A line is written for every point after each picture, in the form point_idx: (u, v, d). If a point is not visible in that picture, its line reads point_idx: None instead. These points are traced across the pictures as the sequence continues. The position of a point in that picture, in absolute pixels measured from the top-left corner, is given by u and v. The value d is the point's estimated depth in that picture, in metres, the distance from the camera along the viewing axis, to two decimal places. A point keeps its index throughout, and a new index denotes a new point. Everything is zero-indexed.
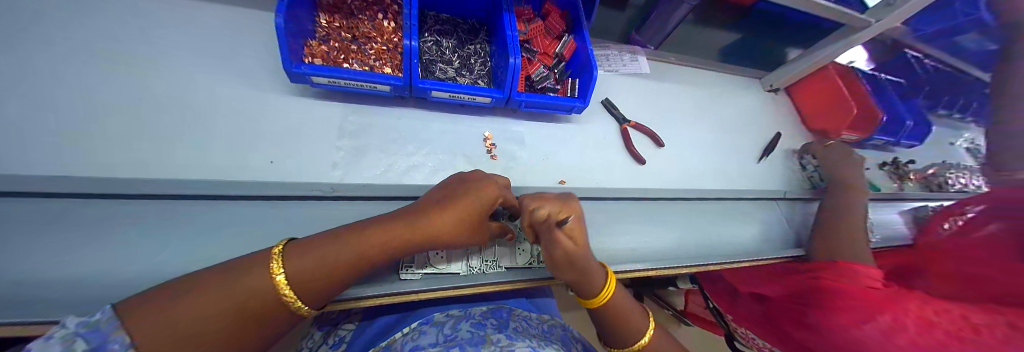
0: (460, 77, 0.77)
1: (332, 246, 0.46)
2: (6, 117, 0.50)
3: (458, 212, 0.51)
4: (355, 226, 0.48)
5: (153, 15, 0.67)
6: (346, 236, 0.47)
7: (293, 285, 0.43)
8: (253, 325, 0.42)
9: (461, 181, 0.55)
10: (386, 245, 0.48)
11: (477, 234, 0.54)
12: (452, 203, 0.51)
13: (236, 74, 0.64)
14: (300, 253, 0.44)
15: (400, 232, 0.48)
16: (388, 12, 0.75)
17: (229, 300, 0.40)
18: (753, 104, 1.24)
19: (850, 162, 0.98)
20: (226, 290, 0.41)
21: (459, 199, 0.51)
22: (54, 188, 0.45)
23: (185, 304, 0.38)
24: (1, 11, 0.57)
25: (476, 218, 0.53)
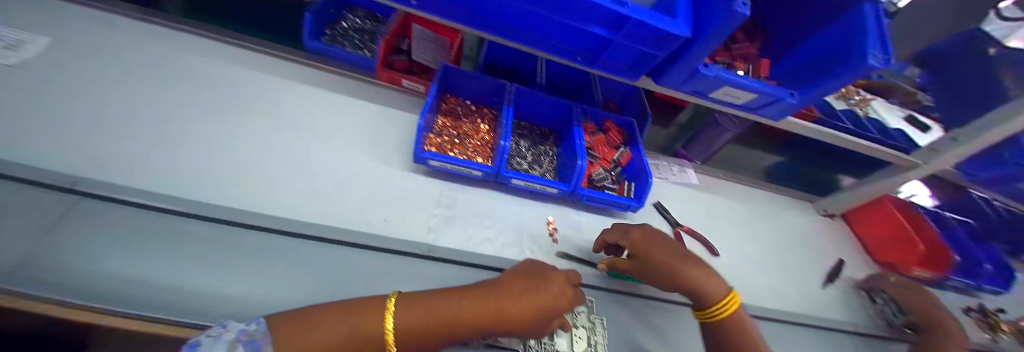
0: (532, 170, 0.94)
1: (428, 312, 0.50)
2: (225, 165, 0.70)
3: (536, 306, 0.56)
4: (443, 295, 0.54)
5: (322, 98, 0.90)
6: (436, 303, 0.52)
7: (397, 339, 0.48)
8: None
9: (537, 277, 0.61)
10: (467, 324, 0.51)
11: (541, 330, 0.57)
12: (531, 296, 0.57)
13: (370, 150, 0.84)
14: (409, 310, 0.49)
15: (483, 315, 0.53)
16: (485, 118, 0.98)
17: (348, 344, 0.45)
18: (806, 225, 1.25)
19: (929, 301, 0.93)
20: (349, 333, 0.46)
21: (537, 296, 0.57)
22: (245, 219, 0.61)
23: (316, 340, 0.44)
24: (239, 95, 0.84)
25: (547, 315, 0.57)
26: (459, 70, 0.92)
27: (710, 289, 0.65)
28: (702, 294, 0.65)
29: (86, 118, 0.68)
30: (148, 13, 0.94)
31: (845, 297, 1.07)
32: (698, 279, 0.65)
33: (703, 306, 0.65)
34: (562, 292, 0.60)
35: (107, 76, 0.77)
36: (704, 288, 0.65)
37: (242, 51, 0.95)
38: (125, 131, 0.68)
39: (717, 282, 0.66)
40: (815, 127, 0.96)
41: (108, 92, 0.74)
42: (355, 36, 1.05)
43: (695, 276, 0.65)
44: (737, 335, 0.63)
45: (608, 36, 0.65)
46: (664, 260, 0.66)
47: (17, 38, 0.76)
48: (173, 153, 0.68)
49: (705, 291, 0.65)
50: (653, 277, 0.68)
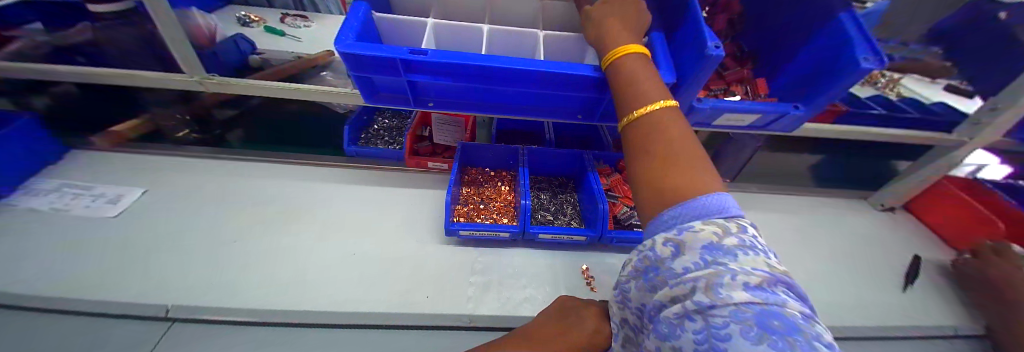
0: (557, 220, 0.97)
1: None
2: (286, 274, 0.81)
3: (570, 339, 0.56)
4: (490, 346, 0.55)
5: (360, 192, 1.01)
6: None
7: None
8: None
9: (567, 308, 0.64)
10: None
11: None
12: (565, 330, 0.58)
13: (406, 230, 0.92)
14: None
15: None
16: (505, 180, 1.04)
17: None
18: (866, 223, 1.16)
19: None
20: None
21: (570, 330, 0.58)
22: (314, 319, 0.73)
23: None
24: (293, 204, 0.97)
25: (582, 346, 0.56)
26: (475, 144, 1.02)
27: (671, 132, 0.50)
28: (650, 124, 0.51)
29: (180, 253, 0.84)
30: (217, 151, 1.14)
31: (936, 301, 0.96)
32: (649, 120, 0.52)
33: (655, 139, 0.50)
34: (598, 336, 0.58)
35: (191, 213, 0.94)
36: (657, 127, 0.51)
37: (290, 165, 1.10)
38: (208, 258, 0.83)
39: (688, 136, 0.50)
40: (833, 127, 0.96)
41: (194, 227, 0.91)
42: (385, 133, 1.20)
43: (659, 118, 0.52)
44: (676, 178, 0.45)
45: (600, 94, 0.73)
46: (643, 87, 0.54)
47: (119, 193, 0.98)
48: (248, 270, 0.81)
49: (659, 133, 0.50)
50: (618, 95, 0.57)
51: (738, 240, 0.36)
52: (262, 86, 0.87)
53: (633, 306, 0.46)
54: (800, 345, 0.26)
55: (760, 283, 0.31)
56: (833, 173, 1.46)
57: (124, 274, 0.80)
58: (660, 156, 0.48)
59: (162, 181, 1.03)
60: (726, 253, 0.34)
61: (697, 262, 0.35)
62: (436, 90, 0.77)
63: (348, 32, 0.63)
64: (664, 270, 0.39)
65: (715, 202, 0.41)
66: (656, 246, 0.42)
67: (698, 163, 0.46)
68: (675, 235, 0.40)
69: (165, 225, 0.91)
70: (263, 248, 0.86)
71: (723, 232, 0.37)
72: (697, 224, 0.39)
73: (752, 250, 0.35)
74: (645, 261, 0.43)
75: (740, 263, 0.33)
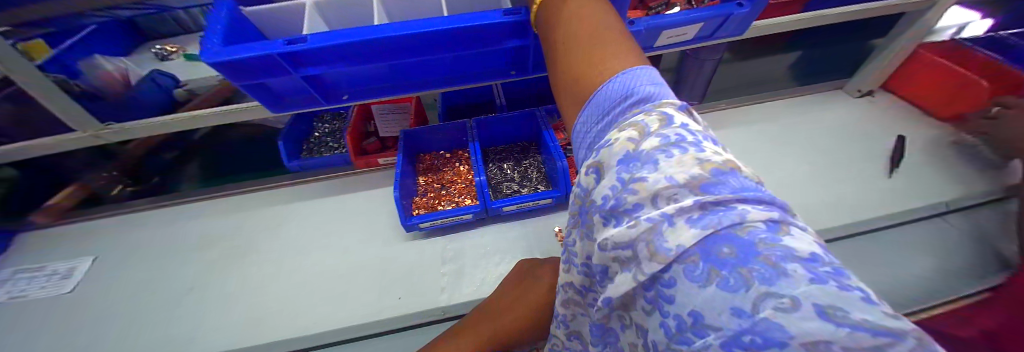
0: (523, 187, 0.92)
1: None
2: (254, 310, 0.77)
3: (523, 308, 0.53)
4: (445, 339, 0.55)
5: (315, 207, 0.96)
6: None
7: None
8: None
9: (524, 271, 0.58)
10: None
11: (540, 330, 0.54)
12: (518, 298, 0.54)
13: (369, 234, 0.87)
14: None
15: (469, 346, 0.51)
16: (462, 159, 0.98)
17: None
18: (848, 114, 1.11)
19: None
20: None
21: (523, 296, 0.54)
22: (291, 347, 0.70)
23: None
24: (248, 235, 0.92)
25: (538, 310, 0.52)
26: (419, 129, 0.94)
27: (581, 13, 0.42)
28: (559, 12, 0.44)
29: (141, 313, 0.80)
30: (159, 198, 1.05)
31: (921, 178, 0.93)
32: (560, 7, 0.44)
33: (566, 26, 0.42)
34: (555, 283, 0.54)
35: (146, 270, 0.88)
36: (567, 13, 0.43)
37: (238, 196, 1.03)
38: (175, 311, 0.80)
39: (604, 15, 0.41)
40: (795, 18, 0.87)
41: (152, 284, 0.85)
42: (328, 139, 1.12)
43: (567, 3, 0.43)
44: (584, 67, 0.38)
45: (523, 42, 0.65)
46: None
47: (70, 266, 0.91)
48: (214, 314, 0.78)
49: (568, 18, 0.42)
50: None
51: (658, 139, 0.28)
52: (172, 121, 0.79)
53: (578, 263, 0.37)
54: (758, 275, 0.20)
55: (700, 204, 0.24)
56: (808, 69, 1.38)
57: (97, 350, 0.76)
58: (568, 47, 0.41)
59: (110, 245, 0.96)
60: (645, 164, 0.27)
61: (616, 189, 0.28)
62: (346, 79, 0.69)
63: (214, 38, 0.55)
64: (591, 206, 0.31)
65: (621, 86, 0.33)
66: (581, 178, 0.34)
67: (609, 43, 0.38)
68: (593, 159, 0.32)
69: (116, 289, 0.85)
70: (227, 287, 0.82)
71: (640, 135, 0.29)
72: (612, 135, 0.31)
73: (681, 146, 0.27)
74: (575, 194, 0.35)
75: (664, 174, 0.26)
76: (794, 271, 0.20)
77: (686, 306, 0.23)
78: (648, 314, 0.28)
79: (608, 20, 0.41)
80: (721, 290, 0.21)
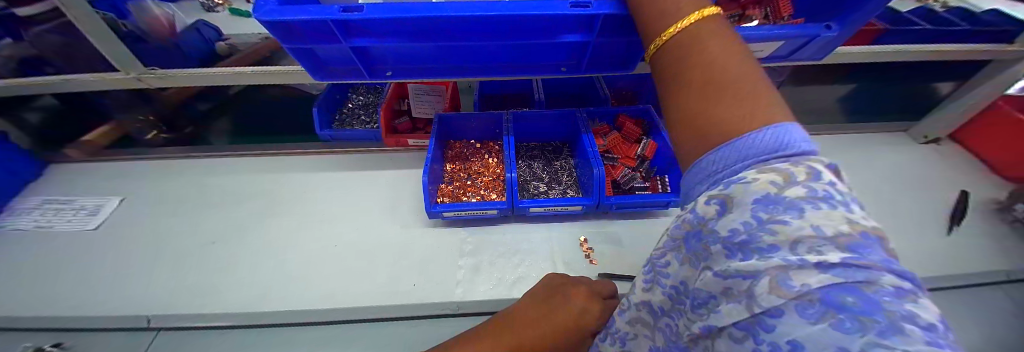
0: (551, 190, 0.89)
1: None
2: (271, 275, 0.76)
3: (552, 324, 0.51)
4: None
5: (339, 180, 0.95)
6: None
7: None
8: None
9: (551, 289, 0.57)
10: None
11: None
12: (547, 312, 0.52)
13: (392, 216, 0.86)
14: None
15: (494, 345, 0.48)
16: (492, 152, 0.95)
17: None
18: (906, 161, 1.03)
19: None
20: None
21: (554, 313, 0.52)
22: (296, 319, 0.69)
23: None
24: (272, 198, 0.92)
25: (565, 330, 0.51)
26: (453, 115, 0.92)
27: (715, 48, 0.37)
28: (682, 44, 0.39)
29: (156, 259, 0.80)
30: (191, 149, 1.07)
31: (983, 241, 0.85)
32: (683, 39, 0.40)
33: (692, 62, 0.38)
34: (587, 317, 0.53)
35: (170, 218, 0.89)
36: (692, 47, 0.38)
37: (266, 158, 1.03)
38: (190, 263, 0.78)
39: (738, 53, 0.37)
40: (868, 50, 0.80)
41: (172, 231, 0.85)
42: (361, 112, 1.12)
43: (691, 36, 0.39)
44: (720, 108, 0.33)
45: (584, 39, 0.62)
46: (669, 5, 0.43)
47: (96, 204, 0.92)
48: (230, 271, 0.77)
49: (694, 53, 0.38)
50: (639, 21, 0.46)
51: (807, 189, 0.24)
52: (211, 74, 0.78)
53: (670, 281, 0.35)
54: (878, 326, 0.18)
55: (844, 260, 0.20)
56: (864, 106, 1.30)
57: (106, 287, 0.75)
58: (697, 82, 0.36)
59: (140, 187, 0.97)
60: (789, 209, 0.23)
61: (750, 228, 0.25)
62: (393, 55, 0.66)
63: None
64: (707, 235, 0.29)
65: (772, 137, 0.29)
66: (697, 206, 0.31)
67: (754, 86, 0.33)
68: (719, 190, 0.29)
69: (135, 232, 0.86)
70: (248, 250, 0.81)
71: (785, 181, 0.25)
72: (748, 174, 0.27)
73: (830, 202, 0.23)
74: (684, 226, 0.32)
75: (809, 223, 0.22)
76: (911, 331, 0.18)
77: (789, 334, 0.21)
78: (736, 341, 0.25)
79: (746, 58, 0.36)
80: (832, 329, 0.19)
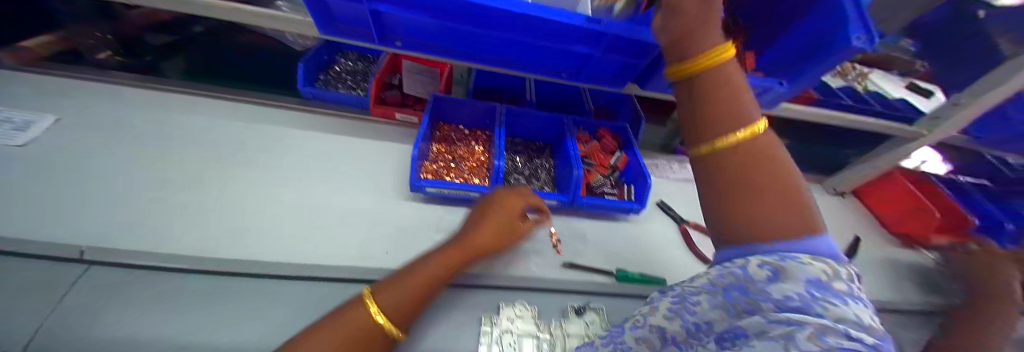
0: (529, 184, 0.94)
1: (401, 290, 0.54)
2: (232, 223, 0.72)
3: (495, 225, 0.66)
4: (395, 274, 0.56)
5: (319, 141, 0.93)
6: (361, 305, 0.51)
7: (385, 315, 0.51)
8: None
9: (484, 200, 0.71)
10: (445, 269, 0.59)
11: (513, 235, 0.70)
12: (491, 215, 0.67)
13: (372, 184, 0.86)
14: (387, 294, 0.53)
15: (451, 255, 0.61)
16: (479, 139, 0.99)
17: None
18: (820, 207, 1.23)
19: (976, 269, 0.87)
20: None
21: (494, 213, 0.67)
22: (256, 269, 0.65)
23: None
24: (242, 147, 0.87)
25: (510, 223, 0.68)
26: (448, 97, 0.93)
27: (775, 170, 0.42)
28: (738, 160, 0.44)
29: (96, 189, 0.72)
30: (147, 80, 0.99)
31: (867, 277, 1.04)
32: (740, 153, 0.43)
33: (752, 182, 0.42)
34: (519, 201, 0.69)
35: (118, 148, 0.81)
36: (752, 168, 0.43)
37: (241, 105, 0.98)
38: (138, 199, 0.72)
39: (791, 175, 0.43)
40: (806, 110, 0.95)
41: (120, 163, 0.78)
42: (347, 77, 1.10)
43: (749, 150, 0.43)
44: (765, 222, 0.41)
45: (588, 51, 0.69)
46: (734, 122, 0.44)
47: (26, 119, 0.81)
48: (185, 211, 0.72)
49: (755, 174, 0.42)
50: (699, 112, 0.47)
51: (845, 286, 0.33)
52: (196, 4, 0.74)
53: (693, 318, 0.42)
54: None
55: (873, 341, 0.27)
56: (797, 157, 1.53)
57: (23, 208, 0.66)
58: (755, 196, 0.42)
59: (85, 111, 0.87)
60: (834, 295, 0.31)
61: (802, 297, 0.32)
62: (406, 27, 0.68)
63: None
64: (754, 293, 0.36)
65: (813, 244, 0.38)
66: (746, 265, 0.39)
67: (804, 201, 0.42)
68: (774, 260, 0.37)
69: (71, 157, 0.77)
70: (211, 194, 0.76)
71: (833, 274, 0.34)
72: (804, 258, 0.36)
73: (858, 301, 0.32)
74: (727, 278, 0.40)
75: (851, 309, 0.30)
76: None
77: None
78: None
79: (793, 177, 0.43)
80: None
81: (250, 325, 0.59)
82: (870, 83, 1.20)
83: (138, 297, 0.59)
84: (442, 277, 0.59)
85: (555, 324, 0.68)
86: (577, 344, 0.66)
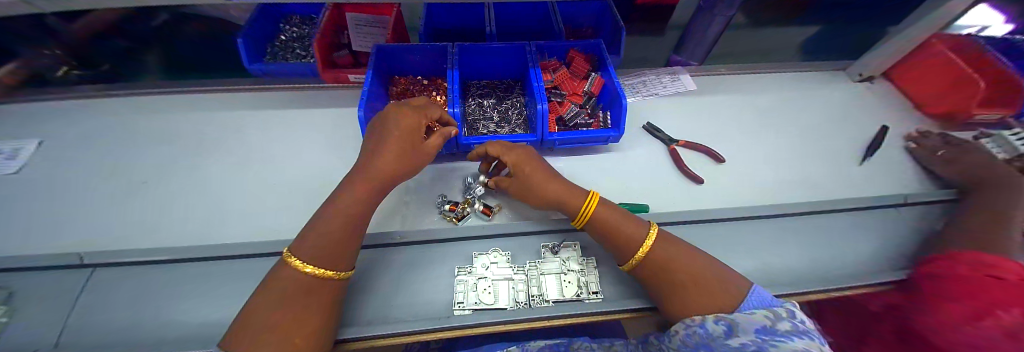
0: (499, 128, 0.88)
1: (317, 233, 0.51)
2: (211, 214, 0.75)
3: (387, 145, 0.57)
4: (308, 226, 0.53)
5: (281, 120, 0.91)
6: (287, 264, 0.50)
7: (308, 260, 0.50)
8: (306, 311, 0.47)
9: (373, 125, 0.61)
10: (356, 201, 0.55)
11: (419, 148, 0.60)
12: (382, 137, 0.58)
13: (337, 156, 0.85)
14: (304, 245, 0.51)
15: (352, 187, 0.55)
16: (440, 89, 0.92)
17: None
18: (839, 99, 1.09)
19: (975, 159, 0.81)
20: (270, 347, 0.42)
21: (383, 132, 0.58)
22: (238, 250, 0.68)
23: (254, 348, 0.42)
24: (209, 137, 0.88)
25: (407, 138, 0.59)
26: (396, 47, 0.85)
27: (677, 255, 0.55)
28: (653, 266, 0.55)
29: (85, 200, 0.76)
30: (107, 88, 0.99)
31: (894, 166, 0.92)
32: (651, 258, 0.55)
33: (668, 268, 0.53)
34: (416, 113, 0.61)
35: (96, 159, 0.83)
36: (663, 260, 0.54)
37: (201, 97, 0.97)
38: (123, 203, 0.76)
39: (686, 251, 0.55)
40: None
41: (100, 173, 0.81)
42: (297, 46, 1.05)
43: (655, 249, 0.55)
44: (689, 290, 0.51)
45: None
46: (623, 230, 0.58)
47: (12, 147, 0.84)
48: (167, 208, 0.75)
49: (667, 261, 0.54)
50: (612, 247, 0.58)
51: (790, 325, 0.41)
52: None
53: None
54: None
55: None
56: (818, 45, 1.32)
57: (28, 226, 0.72)
58: (677, 278, 0.52)
59: (61, 129, 0.89)
60: (782, 334, 0.39)
61: (750, 337, 0.40)
62: None
63: None
64: (716, 345, 0.42)
65: (757, 298, 0.48)
66: (704, 323, 0.45)
67: (708, 265, 0.53)
68: (725, 315, 0.45)
69: (54, 174, 0.80)
70: (185, 188, 0.79)
71: (774, 317, 0.42)
72: (750, 310, 0.45)
73: (801, 329, 0.41)
74: (693, 338, 0.45)
75: (804, 344, 0.37)
76: None
77: None
78: None
79: (694, 252, 0.56)
80: None
81: (241, 298, 0.62)
82: None
83: (136, 289, 0.63)
84: (362, 219, 0.55)
85: (530, 265, 0.67)
86: (552, 281, 0.65)
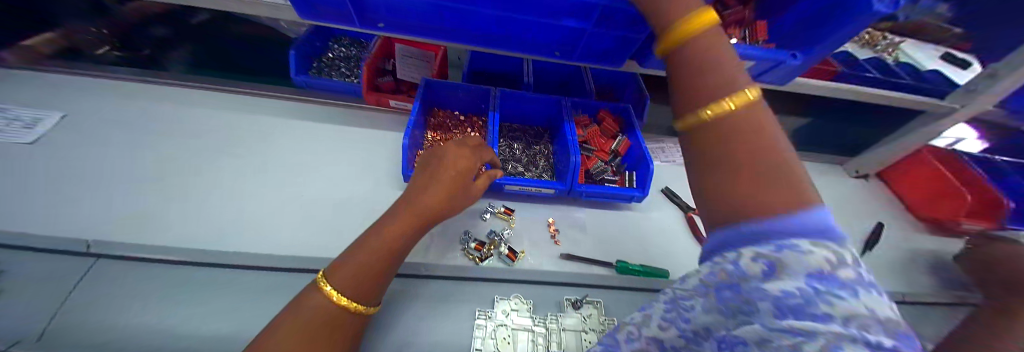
0: (527, 172, 0.91)
1: (354, 263, 0.50)
2: (229, 217, 0.73)
3: (441, 182, 0.58)
4: (345, 253, 0.52)
5: (314, 132, 0.92)
6: (318, 290, 0.49)
7: (341, 291, 0.48)
8: (328, 346, 0.45)
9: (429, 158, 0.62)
10: (398, 237, 0.54)
11: (466, 191, 0.62)
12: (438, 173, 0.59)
13: (366, 176, 0.85)
14: (339, 274, 0.49)
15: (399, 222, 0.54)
16: (475, 126, 0.96)
17: None
18: (839, 190, 1.16)
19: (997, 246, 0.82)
20: None
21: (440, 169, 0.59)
22: (255, 261, 0.66)
23: None
24: (240, 138, 0.88)
25: (461, 179, 0.60)
26: (442, 82, 0.90)
27: None
28: None
29: (99, 184, 0.74)
30: (144, 74, 0.99)
31: (889, 263, 0.98)
32: None
33: None
34: (473, 156, 0.63)
35: (120, 143, 0.82)
36: None
37: (238, 97, 0.98)
38: (139, 193, 0.74)
39: None
40: (829, 86, 0.86)
41: (122, 158, 0.79)
42: (341, 64, 1.09)
43: None
44: None
45: (582, 26, 0.64)
46: None
47: (33, 117, 0.82)
48: (184, 205, 0.73)
49: None
50: None
51: (856, 273, 0.26)
52: None
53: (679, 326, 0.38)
54: None
55: (889, 341, 0.23)
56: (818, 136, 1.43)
57: (35, 203, 0.68)
58: None
59: (89, 106, 0.88)
60: (844, 288, 0.25)
61: (804, 293, 0.26)
62: (387, 7, 0.64)
63: None
64: (742, 290, 0.31)
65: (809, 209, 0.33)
66: (733, 258, 0.32)
67: None
68: (765, 249, 0.30)
69: (73, 152, 0.78)
70: (206, 186, 0.77)
71: (838, 258, 0.27)
72: (805, 241, 0.29)
73: (869, 283, 0.26)
74: (711, 277, 0.34)
75: (863, 305, 0.25)
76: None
77: None
78: None
79: None
80: None
81: (252, 314, 0.60)
82: (902, 54, 1.08)
83: (140, 289, 0.60)
84: (399, 254, 0.54)
85: (551, 318, 0.66)
86: (572, 338, 0.64)
